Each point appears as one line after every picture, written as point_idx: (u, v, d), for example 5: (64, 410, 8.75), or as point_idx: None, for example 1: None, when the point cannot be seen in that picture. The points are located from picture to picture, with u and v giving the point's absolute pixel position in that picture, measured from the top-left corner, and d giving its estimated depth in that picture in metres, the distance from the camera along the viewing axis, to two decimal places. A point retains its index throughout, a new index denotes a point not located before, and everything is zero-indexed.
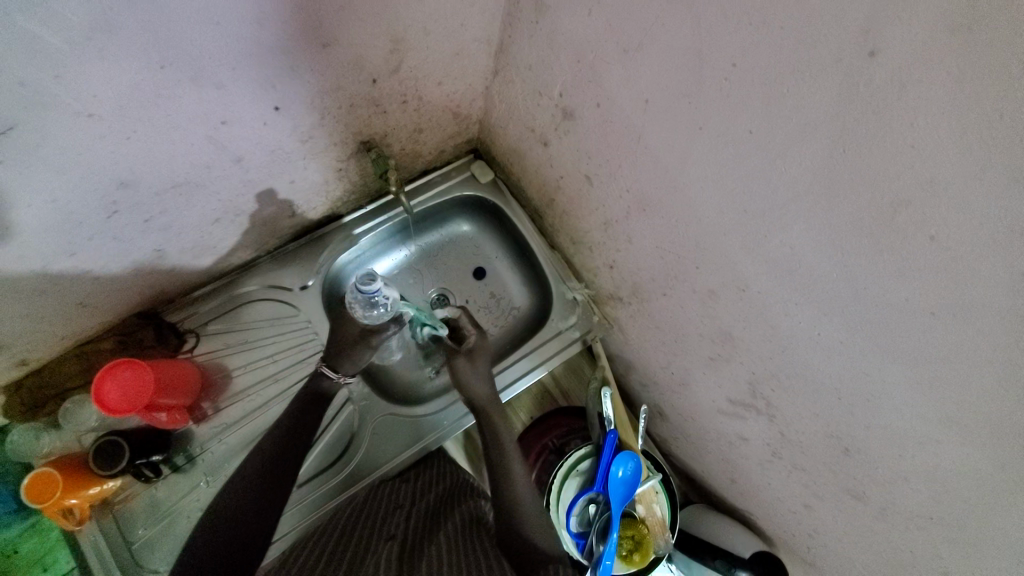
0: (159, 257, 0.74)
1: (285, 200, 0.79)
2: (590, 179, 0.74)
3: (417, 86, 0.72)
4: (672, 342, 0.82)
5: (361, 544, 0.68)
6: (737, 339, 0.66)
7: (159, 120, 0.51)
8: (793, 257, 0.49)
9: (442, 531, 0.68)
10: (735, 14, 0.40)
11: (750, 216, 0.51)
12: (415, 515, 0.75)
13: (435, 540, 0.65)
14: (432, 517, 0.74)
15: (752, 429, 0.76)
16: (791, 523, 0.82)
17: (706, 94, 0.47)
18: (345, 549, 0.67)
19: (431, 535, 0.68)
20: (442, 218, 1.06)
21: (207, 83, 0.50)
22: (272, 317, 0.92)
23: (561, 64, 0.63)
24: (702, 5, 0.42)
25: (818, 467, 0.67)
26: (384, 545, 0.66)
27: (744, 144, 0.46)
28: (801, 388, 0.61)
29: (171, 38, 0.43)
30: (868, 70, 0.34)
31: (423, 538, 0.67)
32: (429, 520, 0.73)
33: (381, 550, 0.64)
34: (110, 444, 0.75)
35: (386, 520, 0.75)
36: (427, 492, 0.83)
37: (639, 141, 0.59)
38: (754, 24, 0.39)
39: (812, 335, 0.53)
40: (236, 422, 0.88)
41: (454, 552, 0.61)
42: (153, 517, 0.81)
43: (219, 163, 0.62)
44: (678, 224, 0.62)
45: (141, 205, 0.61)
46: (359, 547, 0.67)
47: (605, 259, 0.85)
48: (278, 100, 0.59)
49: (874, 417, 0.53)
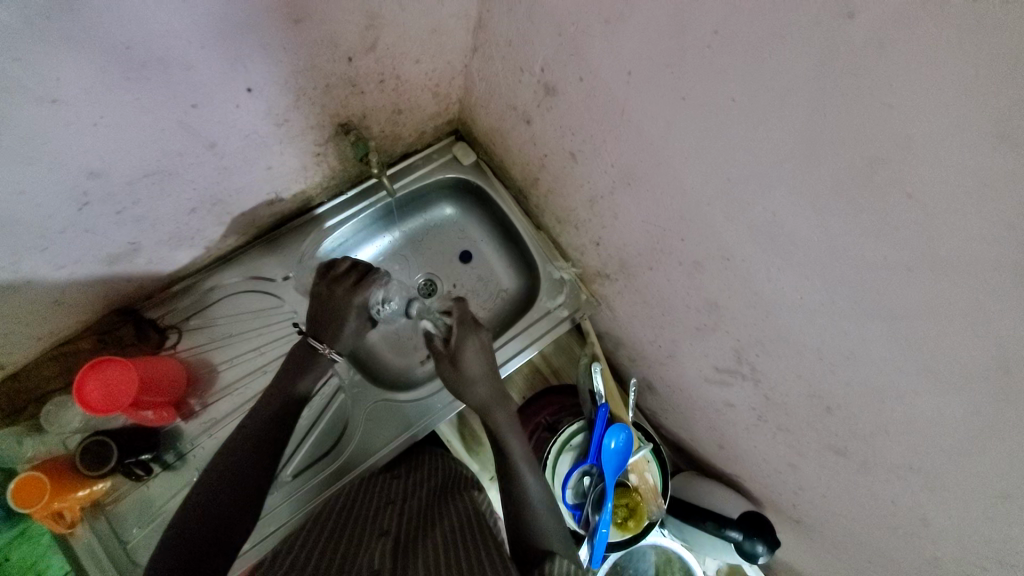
0: (135, 250, 0.71)
1: (264, 188, 0.77)
2: (575, 157, 0.74)
3: (395, 64, 0.70)
4: (659, 315, 0.84)
5: (353, 539, 0.67)
6: (724, 308, 0.67)
7: (128, 105, 0.49)
8: (776, 223, 0.50)
9: (437, 527, 0.67)
10: None
11: (734, 184, 0.52)
12: (407, 512, 0.75)
13: (431, 537, 0.65)
14: (424, 513, 0.73)
15: (738, 395, 0.78)
16: (777, 482, 0.85)
17: (689, 63, 0.47)
18: (337, 545, 0.66)
19: (426, 532, 0.67)
20: (425, 202, 1.05)
21: (175, 64, 0.48)
22: (256, 309, 0.91)
23: (541, 38, 0.62)
24: None
25: (802, 426, 0.69)
26: (377, 540, 0.65)
27: (727, 112, 0.47)
28: (785, 352, 0.63)
29: (136, 15, 0.41)
30: (847, 32, 0.35)
31: (416, 535, 0.67)
32: (422, 516, 0.73)
33: (374, 546, 0.64)
34: (96, 444, 0.73)
35: (377, 515, 0.74)
36: (418, 489, 0.82)
37: (622, 115, 0.59)
38: None
39: (795, 299, 0.55)
40: (225, 416, 0.87)
41: (451, 547, 0.61)
42: (147, 516, 0.80)
43: (193, 149, 0.60)
44: (663, 196, 0.63)
45: (111, 197, 0.58)
46: (352, 543, 0.66)
47: (591, 236, 0.86)
48: (251, 81, 0.57)
49: (855, 374, 0.55)
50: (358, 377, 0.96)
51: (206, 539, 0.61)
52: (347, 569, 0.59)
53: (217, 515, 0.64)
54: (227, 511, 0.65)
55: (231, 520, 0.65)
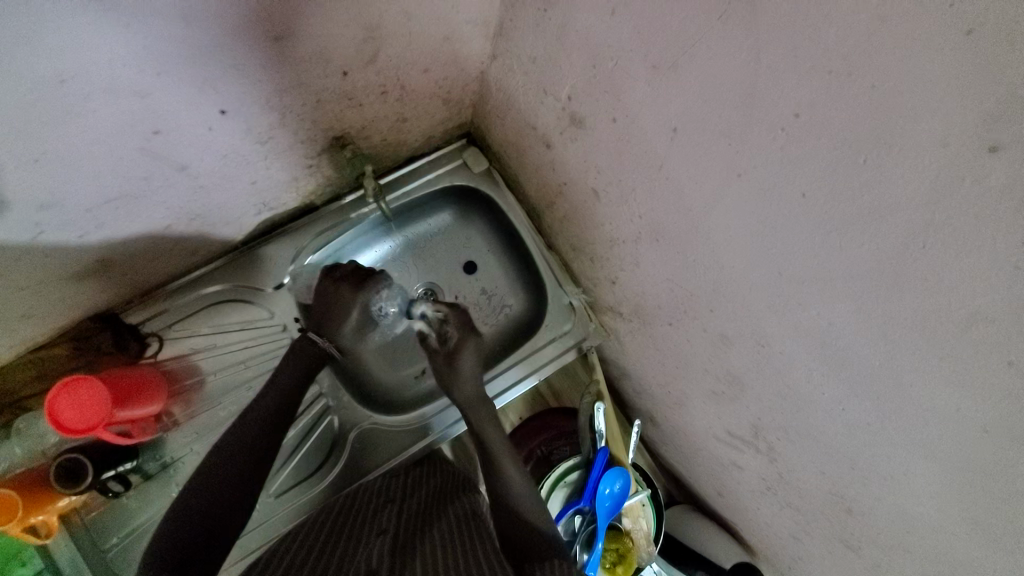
0: (107, 264, 0.65)
1: (251, 199, 0.69)
2: (598, 195, 0.66)
3: (400, 75, 0.60)
4: (672, 366, 0.77)
5: (351, 538, 0.64)
6: (748, 385, 0.60)
7: (73, 137, 0.41)
8: (830, 333, 0.43)
9: (437, 527, 0.64)
10: (808, 55, 0.31)
11: (785, 279, 0.44)
12: (407, 512, 0.71)
13: (432, 536, 0.61)
14: (425, 514, 0.70)
15: (748, 463, 0.73)
16: (775, 544, 0.81)
17: (753, 141, 0.38)
18: (335, 543, 0.63)
19: (425, 530, 0.64)
20: (430, 208, 0.97)
21: (128, 92, 0.40)
22: (243, 320, 0.85)
23: (572, 65, 0.53)
24: (764, 37, 0.33)
25: (813, 512, 0.63)
26: (376, 539, 0.62)
27: (793, 207, 0.38)
28: (809, 446, 0.56)
29: (63, 46, 0.33)
30: (981, 166, 0.26)
31: (415, 534, 0.63)
32: (421, 517, 0.69)
33: (373, 544, 0.61)
34: (70, 462, 0.69)
35: (377, 514, 0.71)
36: (417, 491, 0.79)
37: (660, 171, 0.51)
38: (832, 76, 0.30)
39: (834, 408, 0.48)
40: (210, 429, 0.84)
41: (450, 550, 0.57)
42: (131, 524, 0.79)
43: (161, 172, 0.52)
44: (695, 262, 0.55)
45: (70, 223, 0.51)
46: (349, 542, 0.63)
47: (607, 273, 0.78)
48: (225, 102, 0.48)
49: (885, 496, 0.48)
50: (346, 397, 0.91)
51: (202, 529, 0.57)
52: (345, 568, 0.56)
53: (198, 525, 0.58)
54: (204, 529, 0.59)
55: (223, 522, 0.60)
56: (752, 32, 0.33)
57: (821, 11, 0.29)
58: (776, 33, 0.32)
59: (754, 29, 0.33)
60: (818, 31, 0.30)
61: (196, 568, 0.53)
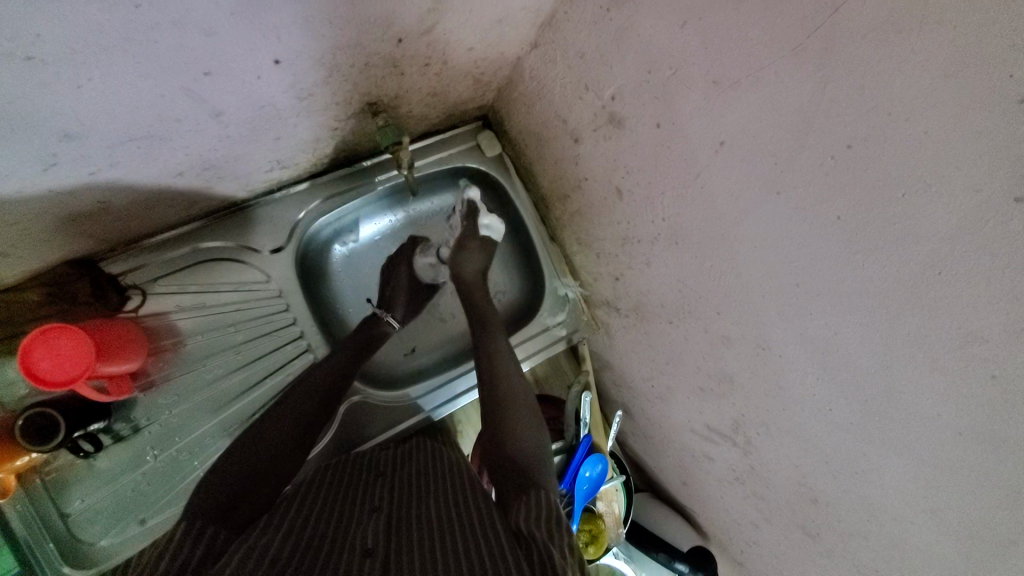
0: (104, 209, 0.60)
1: (268, 156, 0.66)
2: (620, 194, 0.69)
3: (447, 50, 0.60)
4: (663, 362, 0.82)
5: (342, 511, 0.62)
6: (738, 384, 0.66)
7: (122, 68, 0.38)
8: (834, 340, 0.48)
9: (431, 502, 0.62)
10: (869, 98, 0.35)
11: (802, 290, 0.49)
12: (398, 485, 0.69)
13: (424, 511, 0.60)
14: (417, 484, 0.69)
15: (721, 454, 0.80)
16: (733, 531, 0.89)
17: (801, 164, 0.42)
18: (325, 513, 0.61)
19: (418, 503, 0.63)
20: (437, 187, 0.97)
21: (194, 30, 0.38)
22: (234, 282, 0.81)
23: (624, 67, 0.55)
24: (832, 74, 0.37)
25: (779, 500, 0.71)
26: (369, 517, 0.60)
27: (826, 228, 0.43)
28: (788, 441, 0.62)
29: None
30: (1008, 212, 0.31)
31: (409, 509, 0.62)
32: (414, 490, 0.67)
33: (365, 522, 0.59)
34: (40, 417, 0.63)
35: (368, 489, 0.69)
36: (407, 462, 0.77)
37: (695, 179, 0.54)
38: (892, 116, 0.34)
39: (822, 408, 0.54)
40: (189, 391, 0.79)
41: (445, 526, 0.56)
42: (94, 490, 0.73)
43: (193, 117, 0.49)
44: (711, 267, 0.59)
45: (87, 159, 0.47)
46: (341, 516, 0.60)
47: (613, 269, 0.82)
48: (281, 53, 0.46)
49: (851, 484, 0.55)
50: None
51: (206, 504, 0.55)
52: (339, 545, 0.54)
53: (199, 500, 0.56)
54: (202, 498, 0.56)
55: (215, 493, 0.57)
56: (822, 66, 0.37)
57: (893, 60, 0.33)
58: (845, 74, 0.36)
59: (825, 64, 0.37)
60: (884, 77, 0.34)
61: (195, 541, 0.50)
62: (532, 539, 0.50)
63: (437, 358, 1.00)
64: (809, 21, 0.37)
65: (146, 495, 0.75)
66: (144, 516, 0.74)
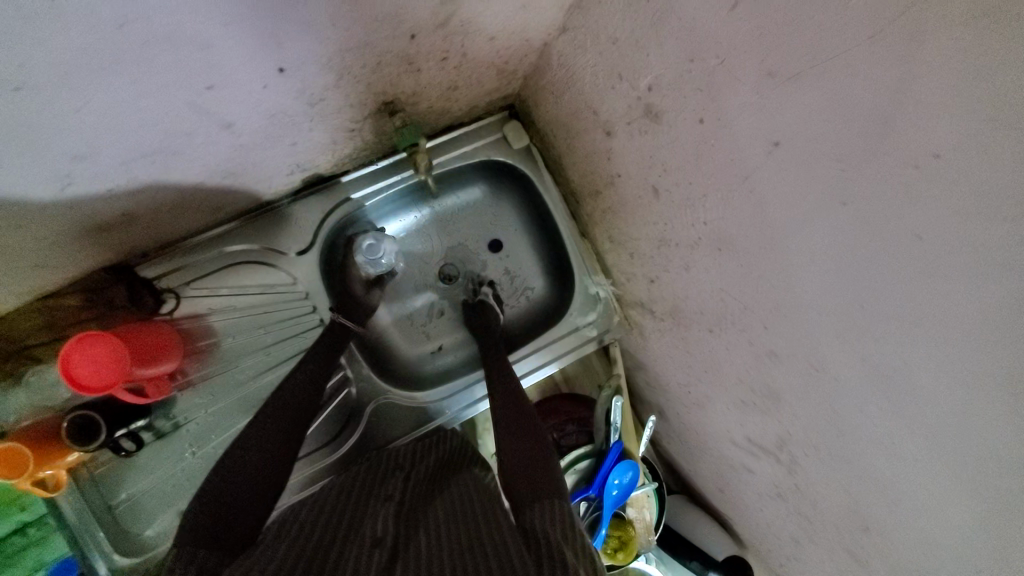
0: (128, 219, 0.61)
1: (287, 160, 0.65)
2: (656, 193, 0.63)
3: (465, 42, 0.56)
4: (701, 370, 0.77)
5: (357, 507, 0.62)
6: (785, 402, 0.60)
7: (118, 90, 0.36)
8: (903, 371, 0.42)
9: (443, 500, 0.62)
10: (965, 95, 0.29)
11: (867, 312, 0.42)
12: (414, 478, 0.69)
13: (436, 508, 0.60)
14: (432, 481, 0.68)
15: (763, 469, 0.74)
16: (773, 546, 0.84)
17: (872, 172, 0.36)
18: (338, 513, 0.61)
19: (431, 500, 0.62)
20: (462, 181, 0.93)
21: (186, 45, 0.35)
22: (262, 284, 0.81)
23: (662, 54, 0.50)
24: (920, 66, 0.30)
25: (824, 524, 0.65)
26: (382, 507, 0.60)
27: (901, 247, 0.36)
28: (839, 467, 0.56)
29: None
30: None
31: (422, 504, 0.61)
32: (429, 486, 0.67)
33: (378, 511, 0.59)
34: (82, 420, 0.67)
35: (384, 482, 0.69)
36: (425, 457, 0.77)
37: (742, 181, 0.48)
38: (996, 120, 0.28)
39: (883, 439, 0.48)
40: (222, 390, 0.81)
41: (454, 526, 0.55)
42: (140, 483, 0.77)
43: (203, 130, 0.47)
44: (758, 278, 0.53)
45: (102, 178, 0.47)
46: (356, 512, 0.61)
47: (647, 270, 0.76)
48: (285, 60, 0.44)
49: (911, 524, 0.49)
50: (365, 370, 0.88)
51: (216, 508, 0.56)
52: (351, 540, 0.54)
53: (208, 496, 0.57)
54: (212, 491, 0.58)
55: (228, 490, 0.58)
56: (907, 57, 0.31)
57: (1002, 52, 0.26)
58: (935, 67, 0.30)
59: (909, 55, 0.31)
60: (984, 71, 0.28)
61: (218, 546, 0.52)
62: (547, 544, 0.49)
63: (463, 357, 0.97)
64: (893, 2, 0.30)
65: (186, 490, 0.78)
66: (185, 509, 0.77)
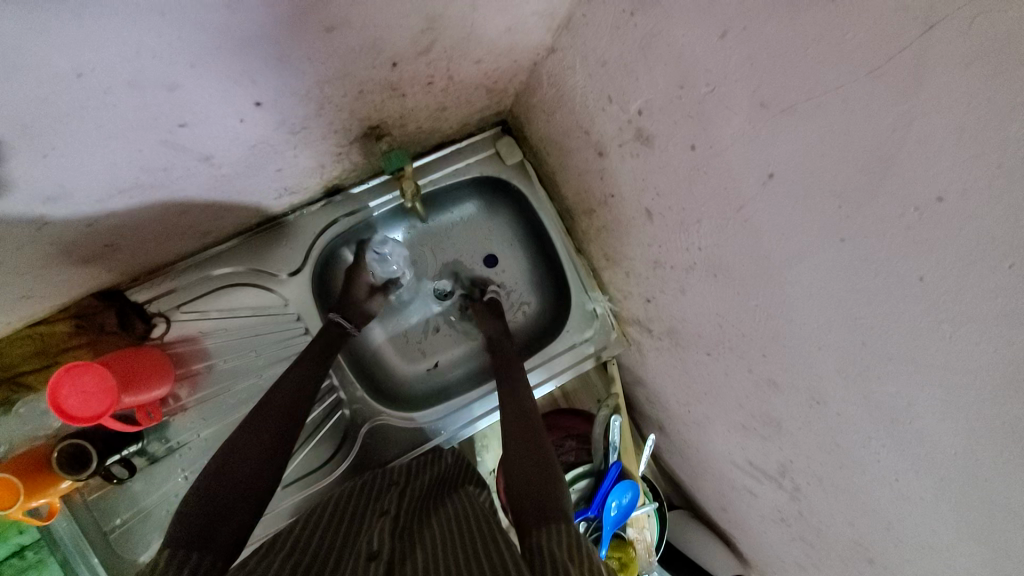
0: (114, 249, 0.60)
1: (273, 186, 0.64)
2: (650, 216, 0.61)
3: (451, 66, 0.55)
4: (700, 391, 0.75)
5: (352, 522, 0.60)
6: (786, 431, 0.58)
7: (85, 131, 0.37)
8: (907, 412, 0.39)
9: (439, 516, 0.60)
10: (960, 138, 0.28)
11: (869, 350, 0.40)
12: (410, 495, 0.68)
13: (433, 526, 0.58)
14: (428, 498, 0.67)
15: (763, 492, 0.71)
16: (778, 570, 0.81)
17: (871, 212, 0.34)
18: (332, 527, 0.59)
19: (427, 517, 0.61)
20: (456, 197, 0.92)
21: (152, 87, 0.37)
22: (252, 307, 0.80)
23: (652, 79, 0.49)
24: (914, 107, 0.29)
25: (829, 556, 0.62)
26: (377, 521, 0.58)
27: (902, 289, 0.34)
28: (842, 501, 0.53)
29: (95, 29, 0.30)
30: None
31: (417, 520, 0.60)
32: (425, 504, 0.66)
33: (374, 527, 0.57)
34: (74, 449, 0.67)
35: (379, 498, 0.67)
36: (421, 473, 0.75)
37: (737, 210, 0.47)
38: (995, 165, 0.26)
39: (888, 478, 0.45)
40: (215, 415, 0.80)
41: (451, 540, 0.53)
42: (133, 508, 0.76)
43: (182, 163, 0.48)
44: (756, 307, 0.51)
45: (78, 214, 0.48)
46: (350, 528, 0.59)
47: (643, 289, 0.75)
48: (260, 95, 0.45)
49: (919, 564, 0.46)
50: (359, 390, 0.87)
51: (199, 516, 0.53)
52: (346, 556, 0.52)
53: (195, 501, 0.54)
54: (202, 499, 0.55)
55: (216, 497, 0.55)
56: (900, 98, 0.30)
57: (1003, 98, 0.25)
58: (925, 110, 0.29)
59: (901, 95, 0.29)
60: (972, 115, 0.26)
61: (213, 555, 0.50)
62: (551, 561, 0.47)
63: (460, 375, 0.96)
64: (881, 41, 0.29)
65: None
66: None
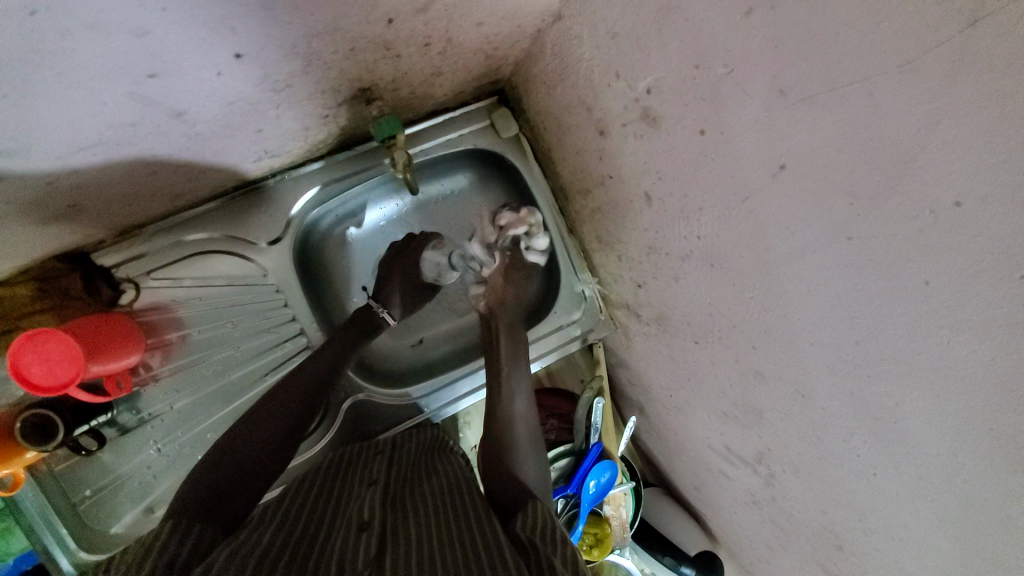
0: (77, 210, 0.56)
1: (254, 149, 0.60)
2: (649, 200, 0.60)
3: (450, 26, 0.51)
4: (683, 377, 0.75)
5: (340, 489, 0.59)
6: (767, 420, 0.59)
7: (41, 78, 0.34)
8: (895, 412, 0.40)
9: (427, 486, 0.60)
10: (981, 141, 0.27)
11: (861, 348, 0.40)
12: (397, 464, 0.67)
13: (424, 496, 0.58)
14: (415, 468, 0.67)
15: (738, 476, 0.73)
16: (746, 547, 0.84)
17: (881, 213, 0.33)
18: (320, 493, 0.58)
19: (415, 487, 0.60)
20: (447, 169, 0.89)
21: (120, 32, 0.33)
22: (228, 275, 0.77)
23: (664, 56, 0.46)
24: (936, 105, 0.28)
25: (798, 539, 0.64)
26: (366, 490, 0.57)
27: (905, 291, 0.34)
28: (816, 488, 0.55)
29: None
30: None
31: (406, 490, 0.59)
32: (413, 472, 0.65)
33: (362, 495, 0.56)
34: (38, 418, 0.64)
35: (365, 466, 0.67)
36: (407, 444, 0.74)
37: (742, 201, 0.45)
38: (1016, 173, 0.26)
39: (864, 470, 0.46)
40: (187, 386, 0.76)
41: (441, 512, 0.53)
42: (103, 480, 0.73)
43: (151, 118, 0.44)
44: (751, 298, 0.51)
45: (36, 171, 0.43)
46: (337, 495, 0.58)
47: (635, 274, 0.74)
48: (241, 46, 0.41)
49: (886, 550, 0.48)
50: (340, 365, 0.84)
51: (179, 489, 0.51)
52: (334, 522, 0.51)
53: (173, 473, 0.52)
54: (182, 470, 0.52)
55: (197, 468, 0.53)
56: (924, 95, 0.28)
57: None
58: (948, 110, 0.28)
59: (927, 92, 0.28)
60: (996, 118, 0.26)
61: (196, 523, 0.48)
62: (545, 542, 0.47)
63: (445, 352, 0.94)
64: (913, 32, 0.28)
65: (153, 485, 0.74)
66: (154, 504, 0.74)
